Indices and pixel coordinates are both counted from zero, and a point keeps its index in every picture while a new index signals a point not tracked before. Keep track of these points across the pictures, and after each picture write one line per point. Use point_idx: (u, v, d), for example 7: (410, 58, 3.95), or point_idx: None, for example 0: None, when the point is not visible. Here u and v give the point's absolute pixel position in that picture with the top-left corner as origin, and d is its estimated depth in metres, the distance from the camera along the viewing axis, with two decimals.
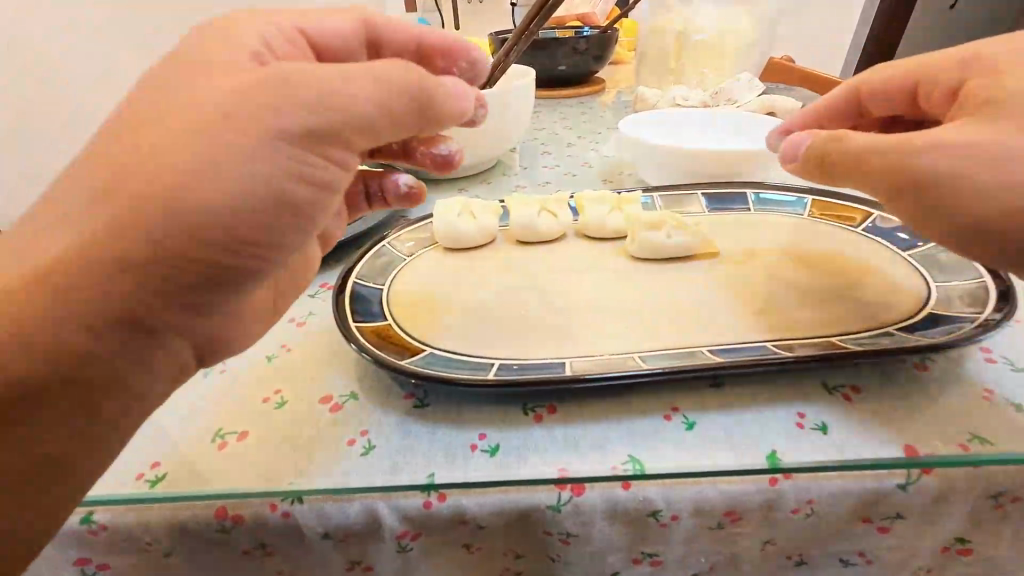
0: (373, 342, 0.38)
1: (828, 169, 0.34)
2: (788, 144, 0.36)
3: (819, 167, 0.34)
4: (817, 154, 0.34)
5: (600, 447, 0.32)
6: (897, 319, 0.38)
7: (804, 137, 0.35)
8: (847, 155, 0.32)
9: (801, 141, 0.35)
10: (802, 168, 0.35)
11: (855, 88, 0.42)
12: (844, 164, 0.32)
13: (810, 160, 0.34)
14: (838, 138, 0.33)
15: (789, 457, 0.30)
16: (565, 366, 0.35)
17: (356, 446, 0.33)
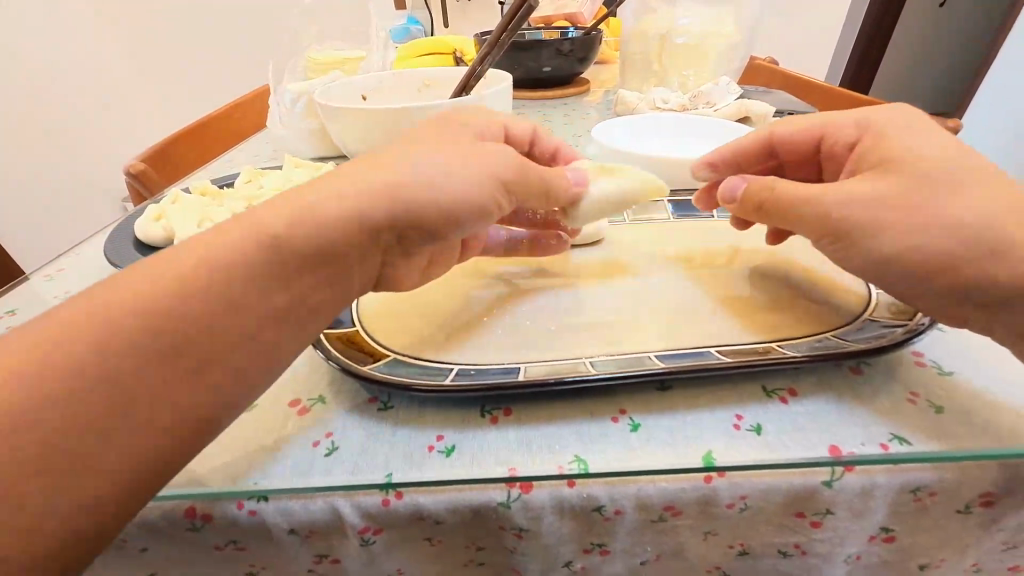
0: (339, 347, 0.39)
1: (764, 212, 0.39)
2: (726, 185, 0.42)
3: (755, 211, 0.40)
4: (753, 199, 0.39)
5: (549, 448, 0.34)
6: (835, 325, 0.40)
7: (741, 180, 0.41)
8: (782, 201, 0.38)
9: (737, 185, 0.41)
10: (742, 210, 0.41)
11: (772, 133, 0.48)
12: (780, 208, 0.38)
13: (749, 201, 0.40)
14: (777, 188, 0.38)
15: (722, 456, 0.32)
16: (520, 370, 0.37)
17: (320, 448, 0.35)
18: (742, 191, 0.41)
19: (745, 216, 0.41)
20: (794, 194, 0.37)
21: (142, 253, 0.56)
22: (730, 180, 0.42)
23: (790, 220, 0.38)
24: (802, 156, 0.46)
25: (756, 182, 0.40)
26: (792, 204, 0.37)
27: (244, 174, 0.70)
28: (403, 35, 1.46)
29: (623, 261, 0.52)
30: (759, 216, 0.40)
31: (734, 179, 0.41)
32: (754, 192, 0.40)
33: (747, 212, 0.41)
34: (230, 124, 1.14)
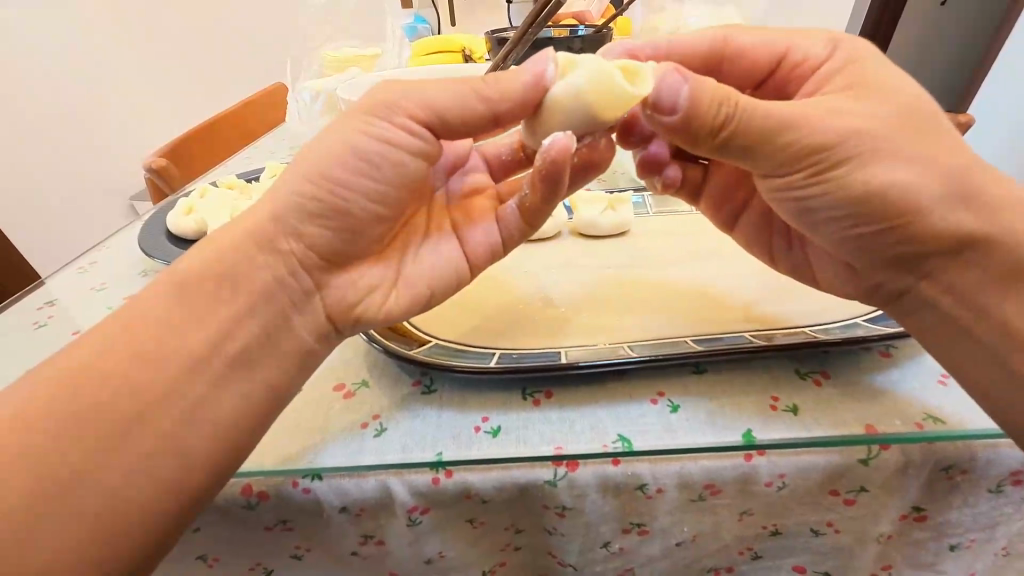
0: (382, 333, 0.41)
1: (726, 133, 0.34)
2: (666, 88, 0.34)
3: (710, 134, 0.35)
4: (717, 116, 0.34)
5: (593, 428, 0.35)
6: (864, 310, 0.42)
7: (683, 85, 0.34)
8: (757, 125, 0.33)
9: (682, 90, 0.34)
10: (688, 120, 0.34)
11: (728, 42, 0.43)
12: (757, 131, 0.34)
13: (698, 117, 0.34)
14: (763, 109, 0.33)
15: (762, 435, 0.33)
16: (560, 354, 0.38)
17: (369, 429, 0.36)
18: (689, 99, 0.34)
19: (689, 131, 0.35)
20: (764, 115, 0.33)
21: (175, 245, 0.57)
22: (670, 80, 0.34)
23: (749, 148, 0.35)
24: (741, 82, 0.44)
25: (708, 91, 0.34)
26: (763, 130, 0.34)
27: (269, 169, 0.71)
28: (411, 34, 1.47)
29: (648, 253, 0.53)
30: (709, 138, 0.35)
31: (677, 81, 0.34)
32: (709, 105, 0.34)
33: (693, 130, 0.35)
34: (244, 122, 1.15)
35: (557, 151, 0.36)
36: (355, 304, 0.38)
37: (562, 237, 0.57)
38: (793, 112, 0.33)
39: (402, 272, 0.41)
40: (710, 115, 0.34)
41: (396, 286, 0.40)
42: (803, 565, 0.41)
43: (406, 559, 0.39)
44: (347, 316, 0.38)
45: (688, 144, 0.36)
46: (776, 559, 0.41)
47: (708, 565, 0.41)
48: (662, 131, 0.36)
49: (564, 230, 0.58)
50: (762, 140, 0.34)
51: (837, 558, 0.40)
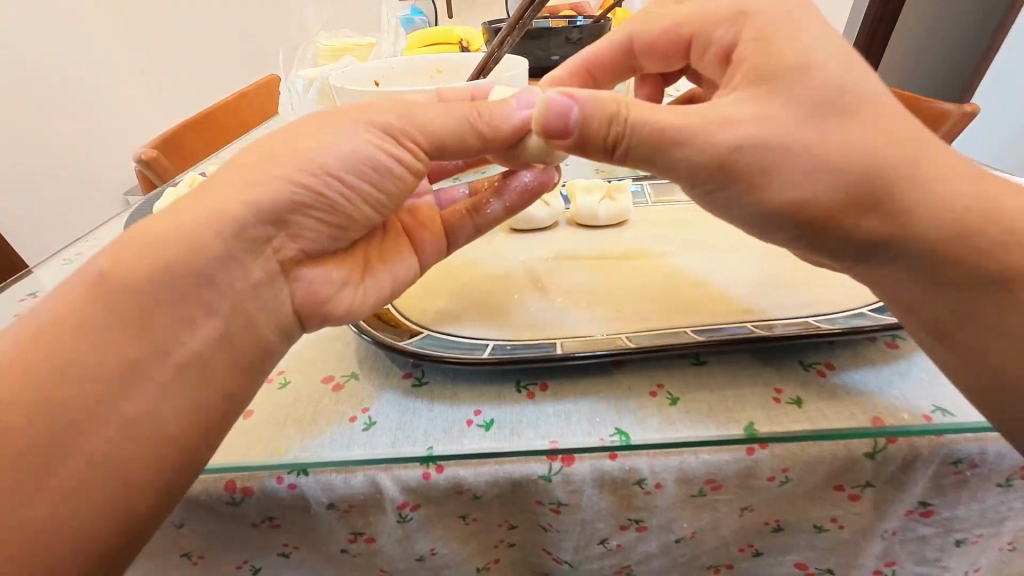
0: (372, 323, 0.39)
1: (618, 150, 0.34)
2: (554, 111, 0.33)
3: (605, 151, 0.34)
4: (607, 134, 0.33)
5: (589, 421, 0.34)
6: (869, 300, 0.40)
7: (572, 105, 0.33)
8: (648, 135, 0.32)
9: (571, 111, 0.33)
10: (582, 140, 0.34)
11: (630, 37, 0.44)
12: (649, 144, 0.32)
13: (591, 133, 0.33)
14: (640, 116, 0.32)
15: (765, 427, 0.32)
16: (556, 345, 0.37)
17: (357, 423, 0.35)
18: (579, 119, 0.33)
19: (584, 150, 0.35)
20: (651, 126, 0.32)
21: None
22: (558, 105, 0.33)
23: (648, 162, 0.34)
24: (666, 57, 0.43)
25: (592, 110, 0.33)
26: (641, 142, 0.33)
27: None
28: (407, 25, 1.44)
29: (645, 242, 0.52)
30: (604, 154, 0.34)
31: (563, 104, 0.33)
32: (597, 124, 0.33)
33: (590, 147, 0.34)
34: (237, 113, 1.13)
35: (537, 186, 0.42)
36: (327, 300, 0.36)
37: (558, 226, 0.56)
38: (679, 124, 0.32)
39: (369, 268, 0.39)
40: (600, 132, 0.33)
41: (365, 280, 0.38)
42: (804, 561, 0.40)
43: (397, 557, 0.38)
44: (315, 312, 0.35)
45: (589, 159, 0.35)
46: (776, 555, 0.40)
47: (707, 562, 0.40)
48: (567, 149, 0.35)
49: (560, 219, 0.57)
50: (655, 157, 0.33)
51: (841, 555, 0.39)
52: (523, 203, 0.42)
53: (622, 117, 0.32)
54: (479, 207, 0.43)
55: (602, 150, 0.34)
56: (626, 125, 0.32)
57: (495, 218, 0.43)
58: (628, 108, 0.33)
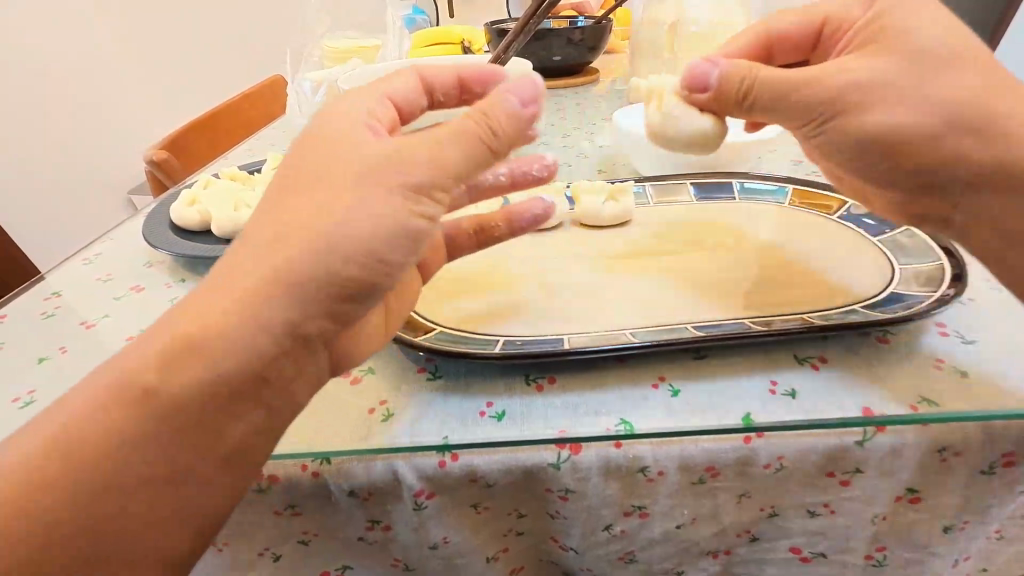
0: None
1: (744, 104, 0.40)
2: (695, 73, 0.41)
3: (735, 98, 0.40)
4: (732, 87, 0.40)
5: (595, 413, 0.36)
6: (861, 297, 0.42)
7: (713, 67, 0.40)
8: (772, 81, 0.38)
9: (710, 72, 0.40)
10: (716, 96, 0.41)
11: (765, 32, 0.47)
12: (771, 89, 0.38)
13: (724, 88, 0.40)
14: (872, 83, 0.36)
15: (761, 417, 0.34)
16: (563, 341, 0.39)
17: (375, 415, 0.36)
18: (716, 79, 0.40)
19: (717, 104, 0.42)
20: (770, 84, 0.38)
21: (177, 236, 0.57)
22: (700, 69, 0.41)
23: (766, 112, 0.40)
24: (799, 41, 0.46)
25: (726, 70, 0.40)
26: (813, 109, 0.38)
27: (268, 161, 0.71)
28: (410, 25, 1.45)
29: (647, 242, 0.54)
30: (733, 105, 0.41)
31: (706, 67, 0.40)
32: (726, 84, 0.40)
33: (721, 101, 0.41)
34: (243, 114, 1.15)
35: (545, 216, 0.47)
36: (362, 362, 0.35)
37: (562, 227, 0.57)
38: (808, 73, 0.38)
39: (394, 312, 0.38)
40: (725, 87, 0.40)
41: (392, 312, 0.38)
42: (799, 547, 0.42)
43: (413, 543, 0.40)
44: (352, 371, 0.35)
45: (723, 111, 0.42)
46: (772, 541, 0.42)
47: (707, 548, 0.42)
48: (704, 105, 0.43)
49: (564, 219, 0.58)
50: (773, 107, 0.39)
51: (834, 540, 0.41)
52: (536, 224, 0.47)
53: (755, 74, 0.39)
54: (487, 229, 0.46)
55: (718, 97, 0.41)
56: (756, 83, 0.39)
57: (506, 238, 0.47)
58: (757, 68, 0.39)
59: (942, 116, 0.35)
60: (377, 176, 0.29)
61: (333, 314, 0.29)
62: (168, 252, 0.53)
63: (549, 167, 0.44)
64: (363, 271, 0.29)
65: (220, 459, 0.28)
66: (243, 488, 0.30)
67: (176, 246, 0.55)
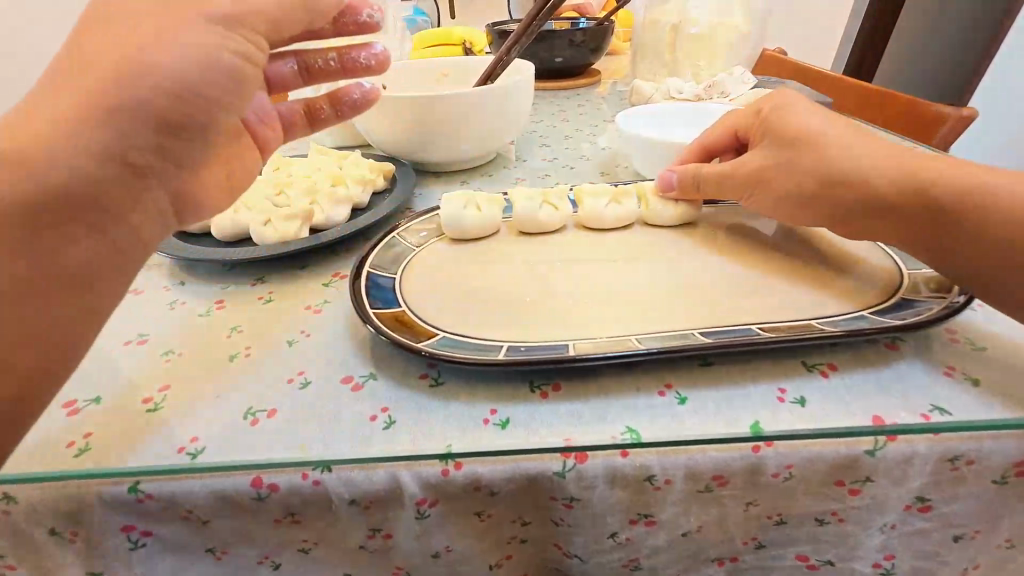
0: (388, 325, 0.40)
1: (702, 187, 0.55)
2: (661, 181, 0.57)
3: (692, 190, 0.55)
4: (690, 185, 0.55)
5: (602, 420, 0.35)
6: (870, 303, 0.41)
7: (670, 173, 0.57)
8: (709, 180, 0.54)
9: (670, 178, 0.56)
10: (680, 193, 0.56)
11: (699, 143, 0.60)
12: (714, 181, 0.54)
13: (685, 186, 0.56)
14: (768, 168, 0.48)
15: (770, 426, 0.34)
16: (568, 347, 0.38)
17: (377, 422, 0.36)
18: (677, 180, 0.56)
19: (684, 197, 0.56)
20: (701, 173, 0.55)
21: (178, 239, 0.56)
22: (663, 179, 0.57)
23: (720, 186, 0.54)
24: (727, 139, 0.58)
25: (685, 172, 0.56)
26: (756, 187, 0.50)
27: (269, 163, 0.70)
28: (411, 25, 1.45)
29: (651, 246, 0.53)
30: (694, 196, 0.56)
31: (665, 176, 0.56)
32: (686, 181, 0.56)
33: (686, 194, 0.56)
34: None
35: (371, 99, 0.48)
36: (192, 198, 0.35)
37: (566, 230, 0.56)
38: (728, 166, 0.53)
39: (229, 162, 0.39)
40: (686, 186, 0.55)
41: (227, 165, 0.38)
42: (807, 555, 0.41)
43: (415, 552, 0.39)
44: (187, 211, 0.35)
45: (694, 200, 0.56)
46: (779, 549, 0.41)
47: (712, 556, 0.42)
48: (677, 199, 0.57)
49: (568, 222, 0.57)
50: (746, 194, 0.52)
51: (843, 548, 0.40)
52: (343, 110, 0.49)
53: (694, 170, 0.55)
54: (313, 110, 0.48)
55: (701, 185, 0.55)
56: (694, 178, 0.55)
57: (325, 122, 0.49)
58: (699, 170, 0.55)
59: (826, 165, 0.44)
60: (189, 10, 0.30)
61: (158, 148, 0.30)
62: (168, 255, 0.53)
63: (376, 57, 0.45)
64: (176, 104, 0.29)
65: (56, 278, 0.30)
66: (59, 343, 0.31)
67: (176, 249, 0.54)
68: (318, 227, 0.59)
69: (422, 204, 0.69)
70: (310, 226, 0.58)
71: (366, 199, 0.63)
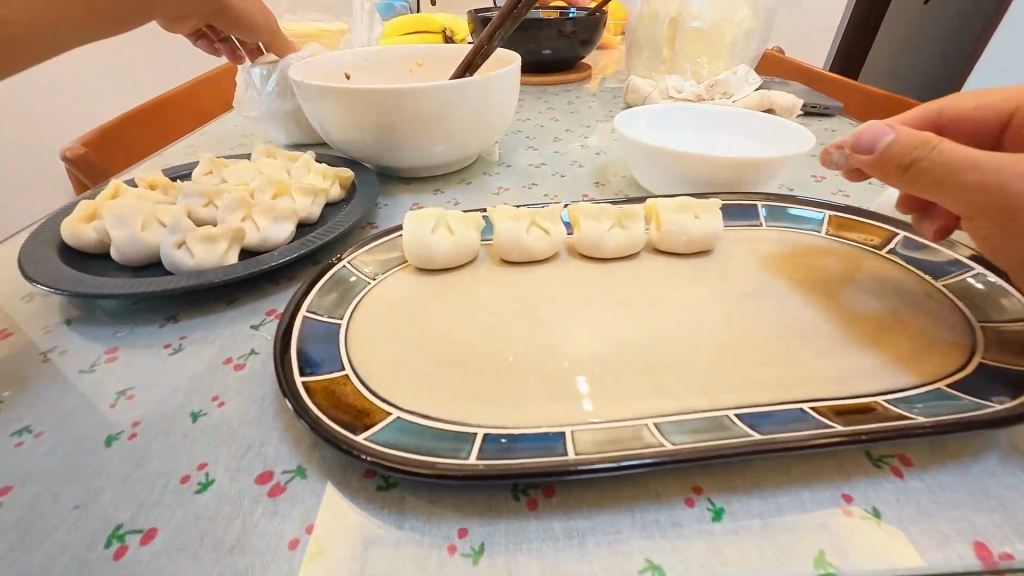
0: (321, 403, 0.30)
1: (913, 173, 0.34)
2: (867, 132, 0.35)
3: (898, 170, 0.34)
4: (903, 156, 0.33)
5: (610, 550, 0.25)
6: (944, 371, 0.33)
7: (887, 131, 0.35)
8: (939, 163, 0.32)
9: (883, 136, 0.34)
10: (876, 163, 0.35)
11: (939, 111, 0.42)
12: (936, 171, 0.33)
13: (893, 157, 0.34)
14: None
15: (840, 560, 0.25)
16: (565, 440, 0.28)
17: (298, 551, 0.25)
18: (887, 144, 0.34)
19: (875, 172, 0.35)
20: (948, 151, 0.32)
21: (67, 264, 0.44)
22: (873, 128, 0.35)
23: (933, 186, 0.33)
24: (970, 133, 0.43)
25: (909, 135, 0.33)
26: (985, 198, 0.32)
27: (201, 165, 0.59)
28: (386, 11, 1.33)
29: (660, 281, 0.44)
30: (895, 174, 0.35)
31: (878, 127, 0.35)
32: (901, 150, 0.34)
33: (881, 169, 0.35)
34: (189, 101, 1.00)
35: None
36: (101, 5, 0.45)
37: (558, 258, 0.47)
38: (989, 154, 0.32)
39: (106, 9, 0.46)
40: (897, 155, 0.34)
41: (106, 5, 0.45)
42: None
43: None
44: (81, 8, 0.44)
45: (882, 180, 0.36)
46: None
47: None
48: (862, 168, 0.37)
49: (560, 249, 0.47)
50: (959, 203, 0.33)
51: None
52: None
53: (936, 142, 0.33)
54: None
55: (910, 166, 0.33)
56: (932, 159, 0.33)
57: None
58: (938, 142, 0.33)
59: None
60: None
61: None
62: (47, 287, 0.41)
63: None
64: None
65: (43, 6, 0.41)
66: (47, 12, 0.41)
67: (60, 279, 0.42)
68: (253, 249, 0.47)
69: (388, 218, 0.58)
70: (242, 247, 0.47)
71: (315, 213, 0.52)
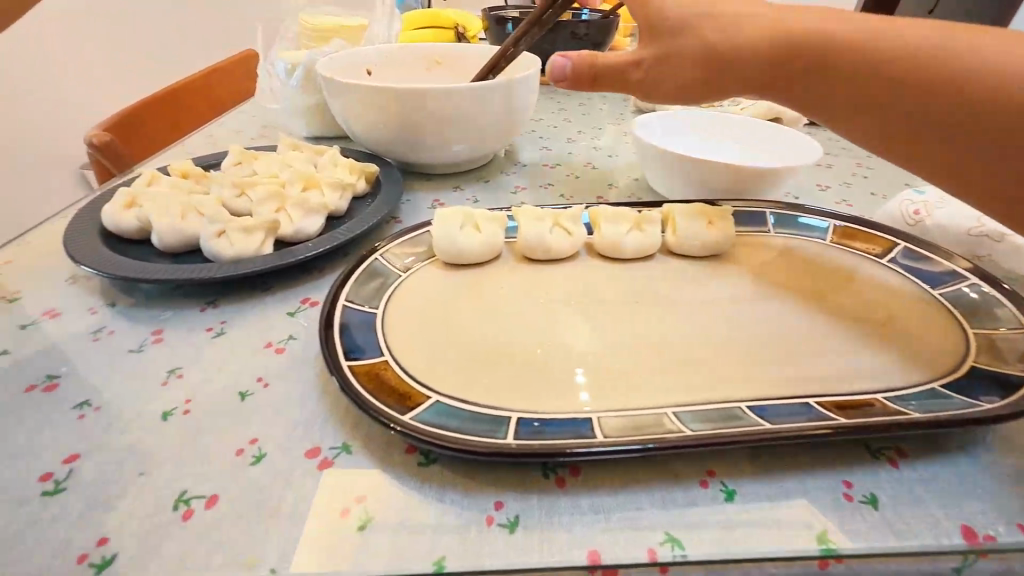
0: (366, 385, 0.32)
1: (635, 83, 0.49)
2: (556, 67, 0.52)
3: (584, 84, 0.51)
4: (584, 75, 0.50)
5: (633, 525, 0.28)
6: (941, 374, 0.36)
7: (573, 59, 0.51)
8: (613, 71, 0.49)
9: (565, 64, 0.51)
10: (573, 84, 0.52)
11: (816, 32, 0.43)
12: (635, 79, 0.48)
13: (579, 77, 0.51)
14: (714, 53, 0.43)
15: (841, 538, 0.27)
16: (592, 425, 0.31)
17: (349, 519, 0.28)
18: (569, 69, 0.51)
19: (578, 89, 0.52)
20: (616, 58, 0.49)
21: (109, 249, 0.46)
22: (560, 60, 0.51)
23: (621, 77, 0.49)
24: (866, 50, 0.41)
25: (581, 58, 0.50)
26: (716, 78, 0.45)
27: (230, 156, 0.60)
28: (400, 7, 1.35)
29: (675, 282, 0.46)
30: (592, 84, 0.51)
31: (561, 60, 0.51)
32: (579, 72, 0.51)
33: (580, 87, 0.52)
34: (206, 90, 1.02)
35: None
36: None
37: (578, 258, 0.49)
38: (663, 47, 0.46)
39: None
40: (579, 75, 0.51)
41: None
42: None
43: None
44: None
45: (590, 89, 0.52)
46: None
47: None
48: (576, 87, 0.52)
49: (581, 249, 0.50)
50: (771, 90, 0.43)
51: None
52: None
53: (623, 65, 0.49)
54: None
55: (713, 72, 0.44)
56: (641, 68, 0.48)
57: None
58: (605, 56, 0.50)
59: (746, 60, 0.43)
60: None
61: None
62: (93, 270, 0.43)
63: None
64: None
65: None
66: None
67: (104, 262, 0.44)
68: (286, 240, 0.50)
69: (411, 214, 0.61)
70: (276, 238, 0.49)
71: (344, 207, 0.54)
